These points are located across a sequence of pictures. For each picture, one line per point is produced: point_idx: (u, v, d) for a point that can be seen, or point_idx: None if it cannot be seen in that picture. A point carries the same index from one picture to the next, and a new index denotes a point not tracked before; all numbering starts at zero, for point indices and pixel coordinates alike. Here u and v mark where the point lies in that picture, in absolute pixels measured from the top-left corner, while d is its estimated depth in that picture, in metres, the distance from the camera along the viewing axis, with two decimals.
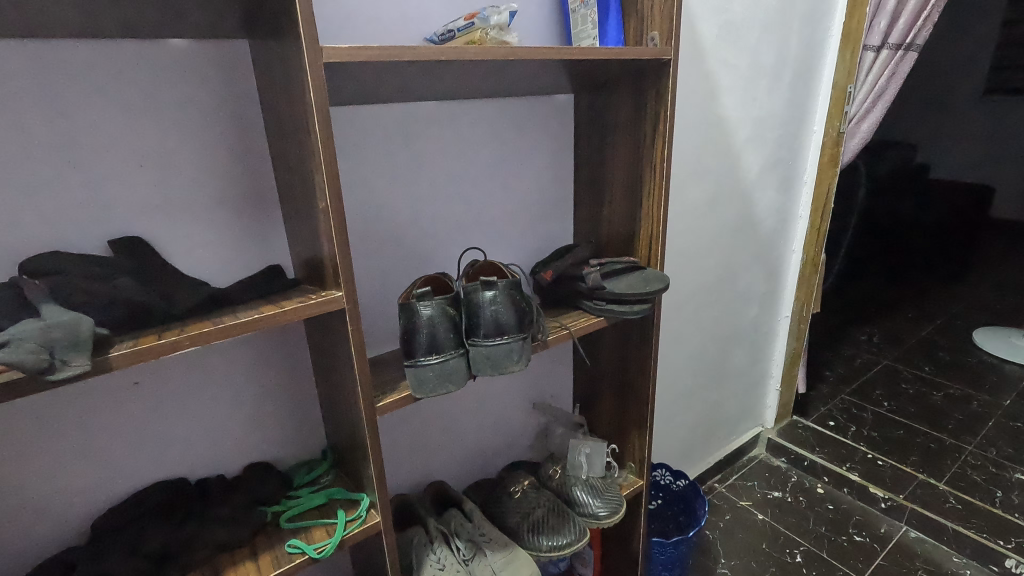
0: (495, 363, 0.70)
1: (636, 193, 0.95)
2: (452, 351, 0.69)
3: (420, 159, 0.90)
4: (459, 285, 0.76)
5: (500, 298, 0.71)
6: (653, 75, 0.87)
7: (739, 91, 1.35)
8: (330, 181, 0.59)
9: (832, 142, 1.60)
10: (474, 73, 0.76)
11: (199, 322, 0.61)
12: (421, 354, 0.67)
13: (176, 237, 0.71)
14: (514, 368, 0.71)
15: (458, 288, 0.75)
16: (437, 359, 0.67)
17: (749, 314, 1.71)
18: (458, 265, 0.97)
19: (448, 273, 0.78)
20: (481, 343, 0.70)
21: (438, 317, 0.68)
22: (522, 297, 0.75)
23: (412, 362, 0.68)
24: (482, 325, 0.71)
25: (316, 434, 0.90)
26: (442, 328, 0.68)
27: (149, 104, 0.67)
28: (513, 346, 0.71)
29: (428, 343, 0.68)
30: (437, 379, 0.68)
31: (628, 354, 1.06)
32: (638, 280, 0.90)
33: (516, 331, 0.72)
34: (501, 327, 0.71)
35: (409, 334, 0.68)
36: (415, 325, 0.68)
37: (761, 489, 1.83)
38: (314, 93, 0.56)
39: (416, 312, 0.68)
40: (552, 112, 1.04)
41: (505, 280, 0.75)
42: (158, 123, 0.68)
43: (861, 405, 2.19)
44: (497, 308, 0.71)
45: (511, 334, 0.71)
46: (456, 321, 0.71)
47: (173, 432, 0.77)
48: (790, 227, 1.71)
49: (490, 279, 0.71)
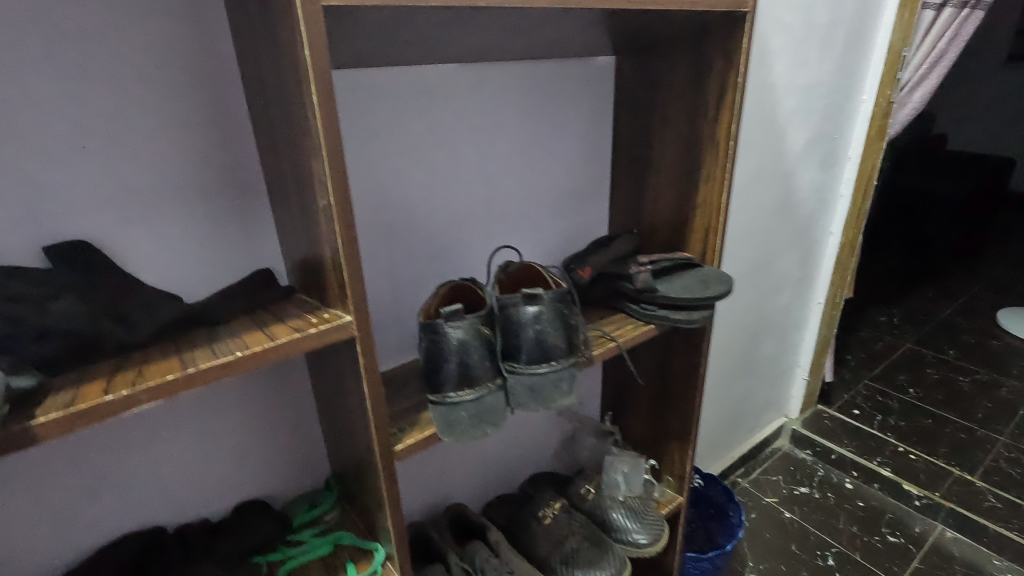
0: (537, 396, 0.57)
1: (690, 175, 0.81)
2: (489, 383, 0.55)
3: (437, 136, 0.74)
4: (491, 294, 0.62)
5: (547, 315, 0.58)
6: (722, 31, 0.71)
7: (790, 54, 1.18)
8: (333, 171, 0.44)
9: (882, 113, 1.44)
10: (507, 25, 0.59)
11: (162, 357, 0.46)
12: (449, 389, 0.54)
13: (137, 237, 0.56)
14: (562, 402, 0.59)
15: (490, 300, 0.61)
16: (471, 395, 0.54)
17: (780, 301, 1.57)
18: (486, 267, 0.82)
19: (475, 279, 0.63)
20: (524, 372, 0.57)
21: (470, 342, 0.54)
22: (570, 311, 0.61)
23: (438, 397, 0.55)
24: (523, 349, 0.57)
25: (317, 462, 0.76)
26: (478, 353, 0.55)
27: (93, 65, 0.51)
28: (562, 375, 0.58)
29: (458, 375, 0.54)
30: (472, 420, 0.54)
31: (671, 361, 0.93)
32: (696, 281, 0.77)
33: (564, 357, 0.58)
34: (547, 352, 0.57)
35: (433, 362, 0.55)
36: (442, 353, 0.54)
37: (786, 484, 1.73)
38: (310, 47, 0.40)
39: (442, 336, 0.54)
40: (590, 77, 0.87)
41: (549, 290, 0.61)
42: (108, 92, 0.52)
43: (886, 393, 2.08)
44: (542, 329, 0.57)
45: (558, 359, 0.58)
46: (491, 345, 0.57)
47: (147, 471, 0.64)
48: (829, 207, 1.55)
49: (535, 291, 0.57)
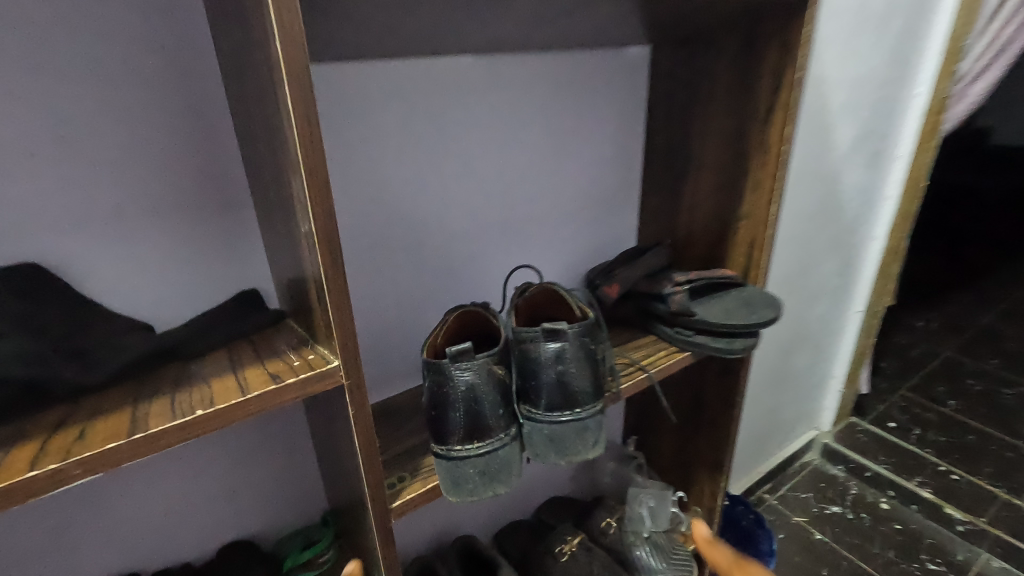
0: (558, 448, 0.50)
1: (735, 183, 0.71)
2: (502, 434, 0.48)
3: (448, 136, 0.66)
4: (508, 325, 0.55)
5: (571, 353, 0.50)
6: (779, 17, 0.61)
7: (844, 44, 1.04)
8: (314, 192, 0.35)
9: (937, 107, 1.29)
10: (527, 8, 0.50)
11: (115, 408, 0.39)
12: (455, 441, 0.47)
13: (102, 259, 0.49)
14: (586, 454, 0.51)
15: (506, 332, 0.53)
16: (482, 449, 0.46)
17: (818, 310, 1.44)
18: (504, 289, 0.75)
19: (490, 305, 0.57)
20: (543, 420, 0.49)
21: (481, 386, 0.47)
22: (598, 347, 0.53)
23: (443, 449, 0.47)
24: (542, 392, 0.50)
25: (314, 496, 0.69)
26: (489, 399, 0.47)
27: (47, 60, 0.43)
28: (587, 424, 0.50)
29: (466, 424, 0.46)
30: (481, 479, 0.47)
31: (705, 385, 0.84)
32: (738, 304, 0.68)
33: (590, 402, 0.51)
34: (570, 397, 0.50)
35: (438, 408, 0.47)
36: (448, 398, 0.47)
37: (817, 502, 1.60)
38: (282, 32, 0.31)
39: (447, 378, 0.47)
40: (621, 70, 0.78)
41: (573, 322, 0.53)
42: (65, 91, 0.44)
43: (924, 405, 1.93)
44: (564, 369, 0.50)
45: (582, 406, 0.50)
46: (505, 388, 0.49)
47: (124, 511, 0.58)
48: (874, 210, 1.41)
49: (558, 325, 0.50)
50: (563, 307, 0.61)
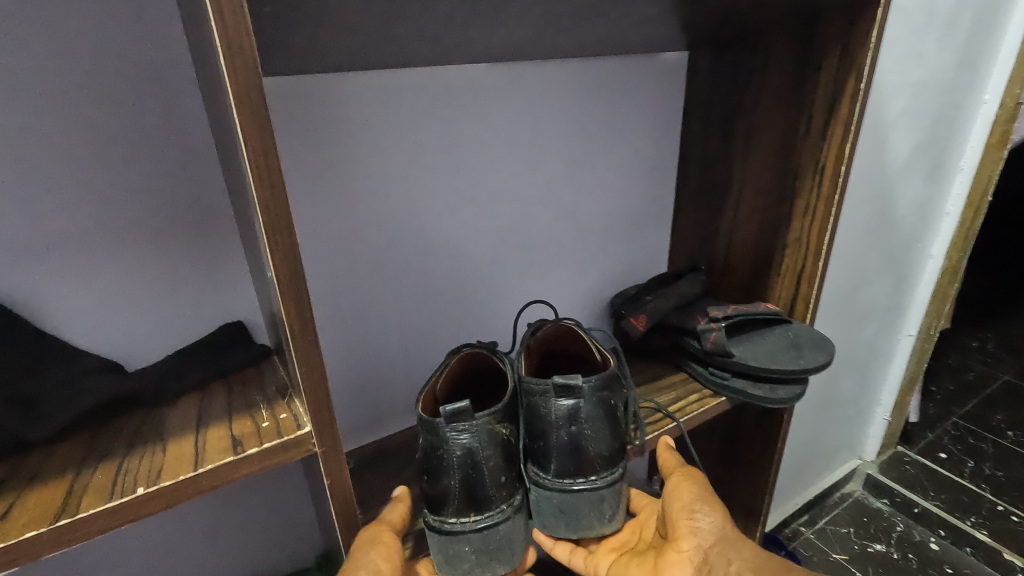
0: (568, 521, 0.44)
1: (780, 207, 0.63)
2: (505, 506, 0.42)
3: (459, 152, 0.60)
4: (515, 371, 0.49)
5: (587, 412, 0.44)
6: (840, 19, 0.53)
7: (901, 44, 0.90)
8: (276, 237, 0.30)
9: (1007, 115, 1.11)
10: (545, 10, 0.43)
11: (53, 474, 0.34)
12: (449, 512, 0.42)
13: (70, 290, 0.45)
14: (598, 526, 0.45)
15: (513, 379, 0.48)
16: (479, 524, 0.41)
17: (864, 336, 1.22)
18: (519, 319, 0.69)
19: (495, 347, 0.51)
20: (552, 487, 0.44)
21: (481, 451, 0.41)
22: (619, 403, 0.47)
23: (436, 521, 0.42)
24: (553, 457, 0.44)
25: (309, 537, 0.65)
26: (491, 466, 0.42)
27: (21, 80, 0.39)
28: (602, 494, 0.45)
29: (462, 495, 0.41)
30: (479, 558, 0.42)
31: (742, 427, 0.75)
32: (783, 346, 0.60)
33: (607, 470, 0.45)
34: (583, 462, 0.44)
35: (432, 473, 0.42)
36: (444, 463, 0.41)
37: (857, 538, 1.32)
38: (227, 51, 0.26)
39: (444, 439, 0.41)
40: (655, 78, 0.70)
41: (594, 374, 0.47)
42: (41, 113, 0.40)
43: (977, 434, 1.57)
44: (578, 430, 0.44)
45: (597, 472, 0.45)
46: (510, 450, 0.44)
47: (111, 550, 0.55)
48: (932, 226, 1.20)
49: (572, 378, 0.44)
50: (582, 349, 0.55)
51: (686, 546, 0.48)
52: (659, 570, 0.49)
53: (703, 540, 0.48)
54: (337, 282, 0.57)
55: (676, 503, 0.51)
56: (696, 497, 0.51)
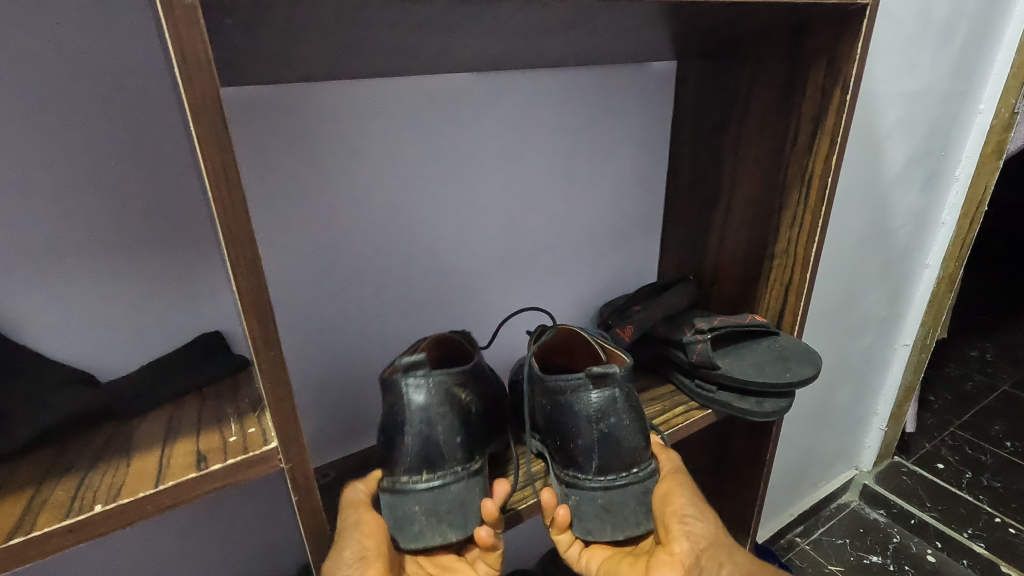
0: (614, 520, 0.46)
1: (768, 218, 0.62)
2: (458, 468, 0.43)
3: (443, 161, 0.59)
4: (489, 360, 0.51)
5: (622, 404, 0.48)
6: (827, 29, 0.52)
7: (896, 55, 0.89)
8: (237, 248, 0.30)
9: (1002, 126, 1.10)
10: (524, 22, 0.43)
11: (13, 488, 0.34)
12: (402, 471, 0.43)
13: (44, 302, 0.45)
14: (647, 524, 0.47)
15: (477, 360, 0.50)
16: (432, 483, 0.42)
17: (860, 345, 1.21)
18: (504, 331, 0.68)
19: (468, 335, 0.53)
20: (596, 487, 0.47)
21: (435, 407, 0.43)
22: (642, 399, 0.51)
23: (388, 482, 0.43)
24: (596, 453, 0.47)
25: (291, 547, 0.64)
26: (446, 424, 0.43)
27: None
28: (647, 487, 0.48)
29: (417, 452, 0.42)
30: (428, 520, 0.41)
31: (732, 439, 0.74)
32: (771, 358, 0.59)
33: (646, 462, 0.49)
34: (621, 454, 0.47)
35: (388, 432, 0.44)
36: (399, 418, 0.43)
37: (854, 550, 1.30)
38: (182, 60, 0.26)
39: (400, 395, 0.43)
40: (644, 87, 0.70)
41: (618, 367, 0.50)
42: (17, 124, 0.40)
43: (975, 444, 1.56)
44: (614, 420, 0.47)
45: (640, 466, 0.48)
46: (466, 414, 0.45)
47: (91, 560, 0.54)
48: (928, 237, 1.20)
49: (609, 368, 0.48)
50: (574, 348, 0.57)
51: (678, 549, 0.45)
52: (649, 571, 0.46)
53: (696, 543, 0.46)
54: (320, 292, 0.56)
55: (660, 506, 0.48)
56: (687, 501, 0.48)
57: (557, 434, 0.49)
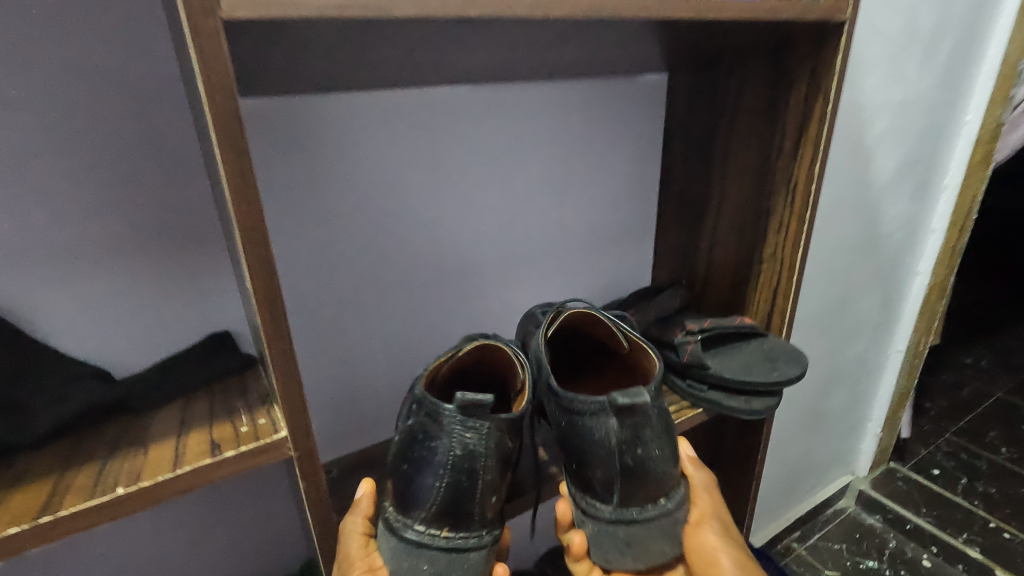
0: (635, 552, 0.47)
1: (757, 223, 0.64)
2: (479, 532, 0.43)
3: (442, 169, 0.62)
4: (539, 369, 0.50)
5: (648, 431, 0.46)
6: (808, 44, 0.55)
7: (884, 68, 0.92)
8: (252, 248, 0.32)
9: (989, 135, 1.13)
10: (517, 39, 0.45)
11: (36, 475, 0.36)
12: (417, 517, 0.42)
13: (60, 301, 0.47)
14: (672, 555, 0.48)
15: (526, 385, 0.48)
16: (451, 544, 0.41)
17: (854, 350, 1.23)
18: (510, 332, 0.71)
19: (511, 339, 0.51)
20: (615, 519, 0.47)
21: (483, 456, 0.42)
22: (670, 416, 0.50)
23: (399, 521, 0.43)
24: (619, 488, 0.47)
25: (294, 540, 0.66)
26: (488, 478, 0.43)
27: (20, 99, 0.42)
28: (676, 520, 0.48)
29: (446, 502, 0.42)
30: None
31: (724, 439, 0.76)
32: (760, 358, 0.62)
33: (673, 493, 0.49)
34: (646, 488, 0.47)
35: (413, 466, 0.43)
36: (436, 459, 0.42)
37: (850, 555, 1.31)
38: (204, 75, 0.28)
39: (447, 433, 0.42)
40: (635, 98, 0.73)
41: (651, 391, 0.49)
42: (39, 132, 0.43)
43: (970, 450, 1.57)
44: (641, 455, 0.46)
45: (666, 498, 0.48)
46: (505, 461, 0.44)
47: (99, 550, 0.56)
48: (919, 244, 1.22)
49: (638, 399, 0.45)
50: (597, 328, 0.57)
51: None
52: None
53: None
54: (323, 293, 0.59)
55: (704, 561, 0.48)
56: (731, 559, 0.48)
57: (569, 455, 0.49)
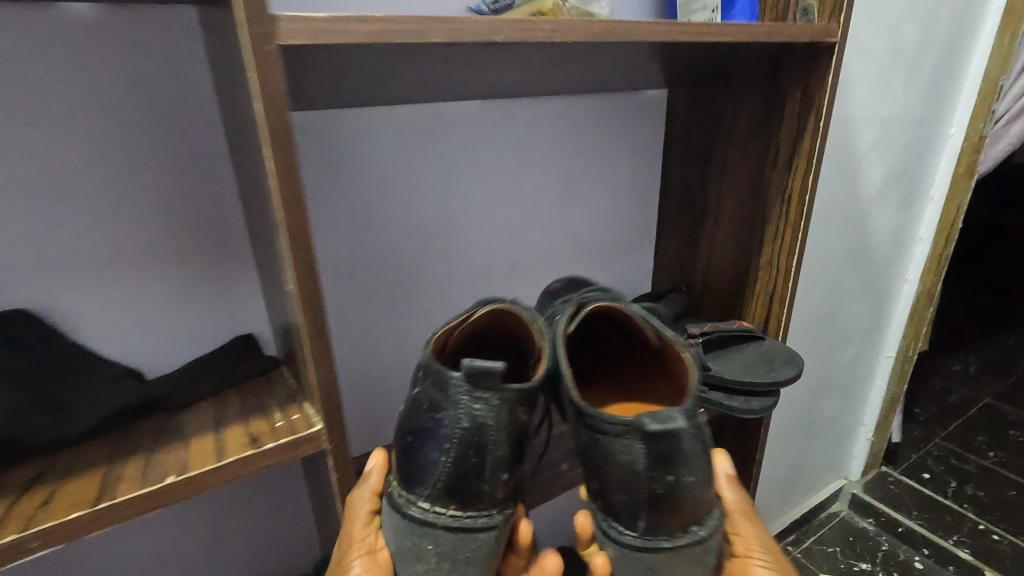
0: None
1: (754, 231, 0.68)
2: (487, 508, 0.43)
3: (454, 180, 0.65)
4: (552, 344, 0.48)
5: (684, 453, 0.43)
6: (801, 64, 0.58)
7: (870, 84, 0.96)
8: (296, 252, 0.34)
9: (973, 148, 1.17)
10: (531, 60, 0.49)
11: (86, 467, 0.38)
12: (425, 492, 0.42)
13: (96, 305, 0.49)
14: None
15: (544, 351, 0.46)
16: (455, 521, 0.41)
17: (846, 355, 1.27)
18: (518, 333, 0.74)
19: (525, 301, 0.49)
20: (638, 545, 0.45)
21: (488, 432, 0.41)
22: (711, 442, 0.46)
23: (406, 497, 0.43)
24: (642, 507, 0.44)
25: (308, 539, 0.68)
26: (497, 453, 0.42)
27: (66, 114, 0.44)
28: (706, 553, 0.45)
29: (451, 479, 0.41)
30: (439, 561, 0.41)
31: (723, 440, 0.79)
32: (757, 360, 0.65)
33: (707, 521, 0.45)
34: (676, 513, 0.44)
35: (418, 438, 0.43)
36: (440, 433, 0.41)
37: (844, 557, 1.34)
38: (261, 95, 0.31)
39: (452, 402, 0.41)
40: (637, 112, 0.76)
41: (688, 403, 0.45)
42: (82, 145, 0.45)
43: (959, 454, 1.61)
44: (673, 479, 0.43)
45: (697, 526, 0.45)
46: (514, 437, 0.43)
47: (122, 547, 0.58)
48: (906, 252, 1.26)
49: (671, 425, 0.41)
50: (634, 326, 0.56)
51: None
52: None
53: None
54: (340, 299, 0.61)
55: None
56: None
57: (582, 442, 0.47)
